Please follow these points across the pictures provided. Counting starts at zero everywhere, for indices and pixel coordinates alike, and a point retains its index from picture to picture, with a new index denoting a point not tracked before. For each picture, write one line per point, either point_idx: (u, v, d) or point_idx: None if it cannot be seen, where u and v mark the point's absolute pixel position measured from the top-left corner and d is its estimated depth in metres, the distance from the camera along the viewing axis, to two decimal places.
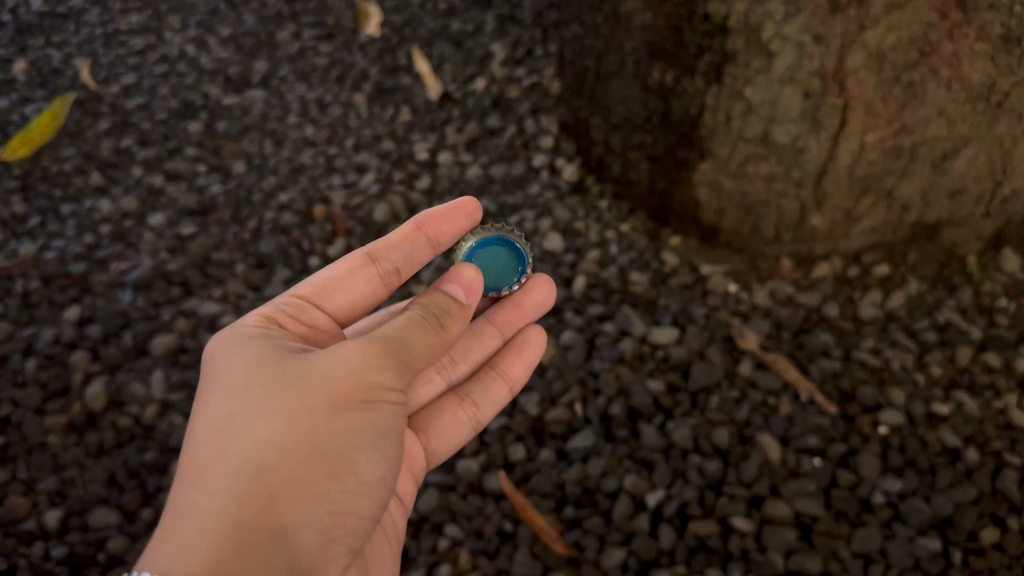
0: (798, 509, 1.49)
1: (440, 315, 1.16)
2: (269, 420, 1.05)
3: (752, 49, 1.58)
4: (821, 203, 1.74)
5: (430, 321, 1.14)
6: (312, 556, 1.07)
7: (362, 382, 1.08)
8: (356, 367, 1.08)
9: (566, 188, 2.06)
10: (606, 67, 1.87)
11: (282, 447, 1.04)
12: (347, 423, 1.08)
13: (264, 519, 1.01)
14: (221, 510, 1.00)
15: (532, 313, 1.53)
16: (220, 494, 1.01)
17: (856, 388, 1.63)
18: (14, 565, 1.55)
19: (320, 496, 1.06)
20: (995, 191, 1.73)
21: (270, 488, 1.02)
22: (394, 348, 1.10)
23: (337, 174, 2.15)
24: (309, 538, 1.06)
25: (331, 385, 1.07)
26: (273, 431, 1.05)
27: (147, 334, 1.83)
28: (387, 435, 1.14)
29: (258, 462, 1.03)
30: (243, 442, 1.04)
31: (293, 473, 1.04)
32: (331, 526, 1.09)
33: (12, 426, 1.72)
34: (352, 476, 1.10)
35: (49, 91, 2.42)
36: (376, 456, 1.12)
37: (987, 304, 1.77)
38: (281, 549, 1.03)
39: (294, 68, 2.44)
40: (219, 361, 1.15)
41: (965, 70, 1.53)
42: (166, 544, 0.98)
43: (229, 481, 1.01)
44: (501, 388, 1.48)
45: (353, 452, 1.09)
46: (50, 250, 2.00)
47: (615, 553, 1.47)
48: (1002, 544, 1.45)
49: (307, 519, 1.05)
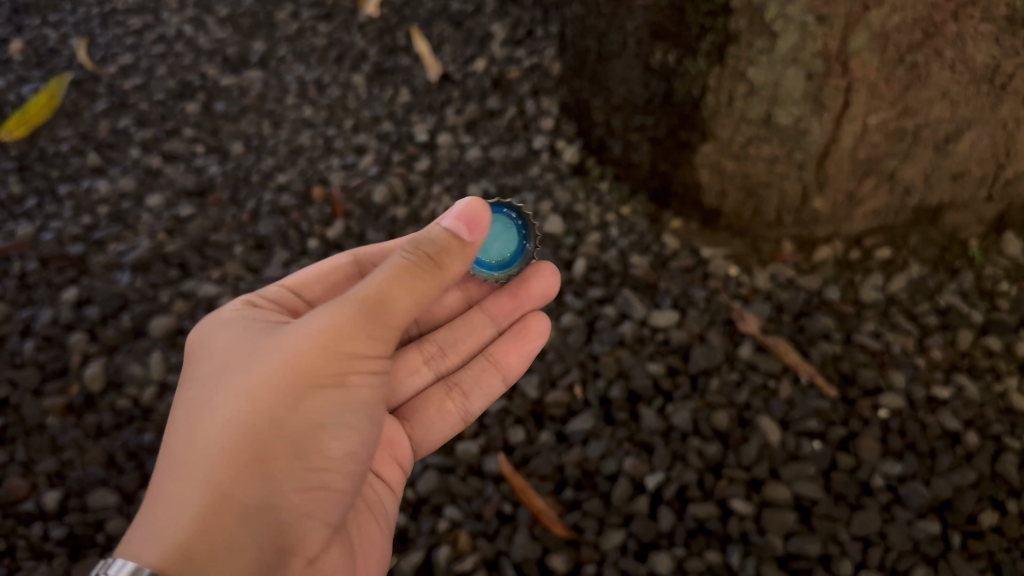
0: (797, 492, 1.49)
1: (435, 254, 1.07)
2: (238, 399, 1.06)
3: (755, 29, 1.56)
4: (823, 185, 1.73)
5: (424, 265, 1.07)
6: (287, 534, 1.06)
7: (329, 351, 1.07)
8: (324, 337, 1.07)
9: (567, 170, 2.06)
10: (608, 48, 1.86)
11: (249, 421, 1.05)
12: (315, 395, 1.07)
13: (235, 498, 1.02)
14: (191, 491, 1.01)
15: (532, 302, 1.48)
16: (191, 475, 1.02)
17: (857, 371, 1.63)
18: (14, 546, 1.55)
19: (289, 471, 1.06)
20: (998, 173, 1.72)
21: (239, 463, 1.03)
22: (365, 311, 1.07)
23: (336, 155, 2.14)
24: (282, 515, 1.05)
25: (298, 357, 1.07)
26: (241, 409, 1.05)
27: (145, 315, 1.82)
28: (358, 409, 1.12)
29: (228, 438, 1.04)
30: (213, 419, 1.05)
31: (263, 447, 1.04)
32: (303, 503, 1.07)
33: (11, 407, 1.72)
34: (321, 451, 1.08)
35: (47, 71, 2.40)
36: (345, 431, 1.11)
37: (987, 288, 1.76)
38: (252, 526, 1.03)
39: (292, 48, 2.43)
40: (198, 348, 1.18)
41: (969, 51, 1.50)
42: (141, 529, 1.00)
43: (200, 458, 1.03)
44: (494, 378, 1.46)
45: (322, 427, 1.08)
46: (47, 231, 1.99)
47: (614, 535, 1.47)
48: (1001, 528, 1.45)
49: (277, 496, 1.05)
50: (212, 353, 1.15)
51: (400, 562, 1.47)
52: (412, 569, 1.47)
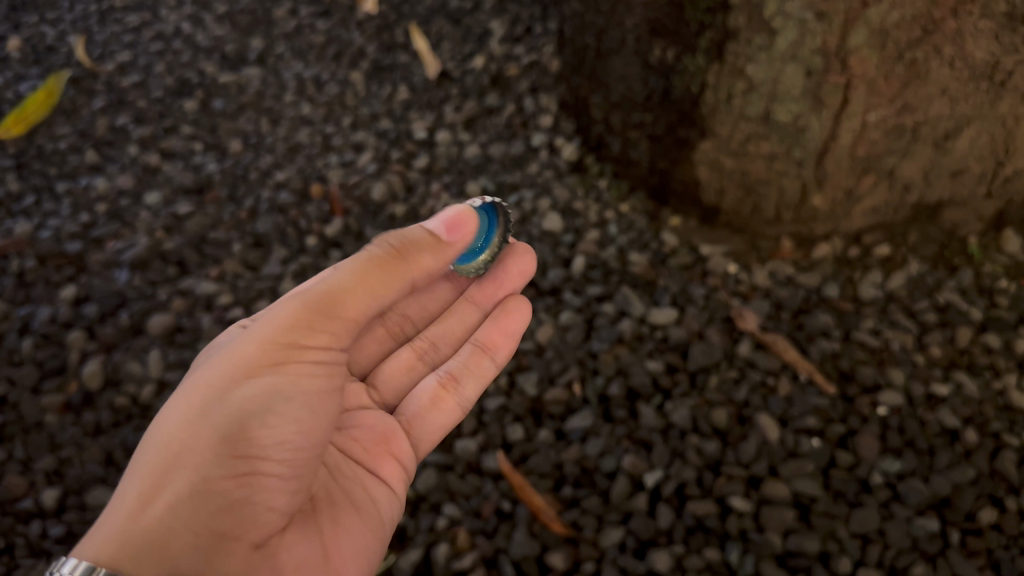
0: (796, 489, 1.48)
1: (398, 245, 1.12)
2: (185, 390, 1.09)
3: (754, 25, 1.56)
4: (821, 182, 1.73)
5: (378, 256, 1.11)
6: (222, 519, 1.03)
7: (270, 336, 1.08)
8: (269, 327, 1.09)
9: (565, 167, 2.05)
10: (606, 45, 1.85)
11: (192, 410, 1.06)
12: (254, 383, 1.07)
13: (166, 482, 1.02)
14: (131, 478, 1.03)
15: (513, 283, 1.50)
16: (135, 463, 1.05)
17: (856, 368, 1.62)
18: (12, 544, 1.55)
19: (224, 457, 1.04)
20: (997, 170, 1.72)
21: (178, 448, 1.04)
22: (312, 300, 1.09)
23: (335, 152, 2.13)
24: (216, 499, 1.03)
25: (244, 347, 1.09)
26: (185, 397, 1.07)
27: (144, 313, 1.82)
28: (300, 399, 1.10)
29: (169, 425, 1.05)
30: (165, 411, 1.08)
31: (202, 433, 1.04)
32: (237, 488, 1.05)
33: (9, 405, 1.71)
34: (258, 438, 1.06)
35: (44, 68, 2.40)
36: (284, 420, 1.08)
37: (987, 285, 1.76)
38: (187, 509, 1.01)
39: (291, 45, 2.42)
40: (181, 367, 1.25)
41: (968, 48, 1.50)
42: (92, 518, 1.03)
43: (148, 448, 1.05)
44: (483, 360, 1.44)
45: (260, 412, 1.06)
46: (45, 229, 1.99)
47: (613, 533, 1.47)
48: (1000, 525, 1.45)
49: (211, 479, 1.03)
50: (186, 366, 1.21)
51: (399, 559, 1.47)
52: (411, 566, 1.46)
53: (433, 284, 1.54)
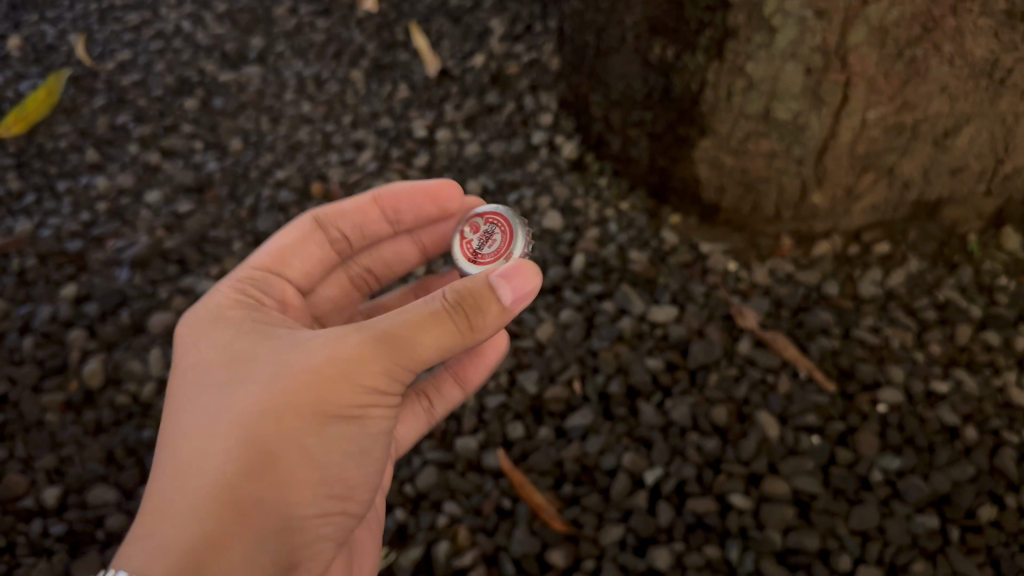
0: (796, 487, 1.49)
1: (475, 311, 0.99)
2: (251, 419, 0.99)
3: (754, 24, 1.56)
4: (821, 180, 1.73)
5: (459, 320, 0.99)
6: (298, 549, 1.07)
7: (354, 384, 1.01)
8: (348, 369, 1.00)
9: (565, 165, 2.06)
10: (606, 43, 1.85)
11: (266, 449, 0.99)
12: (336, 427, 1.03)
13: (245, 521, 0.98)
14: (200, 514, 0.96)
15: None
16: (200, 495, 0.97)
17: (856, 366, 1.63)
18: (13, 542, 1.55)
19: (303, 499, 1.03)
20: (997, 168, 1.72)
21: (255, 489, 0.99)
22: (393, 352, 1.00)
23: (335, 151, 2.14)
24: (293, 533, 1.04)
25: (324, 388, 1.00)
26: (254, 432, 0.99)
27: (145, 311, 1.82)
28: (374, 437, 1.09)
29: (241, 462, 0.98)
30: (225, 442, 0.98)
31: (281, 475, 1.00)
32: (317, 525, 1.07)
33: (10, 404, 1.72)
34: (335, 480, 1.06)
35: (45, 67, 2.40)
36: (359, 459, 1.09)
37: (987, 283, 1.76)
38: (265, 547, 1.01)
39: (291, 44, 2.42)
40: (203, 347, 1.09)
41: (968, 45, 1.50)
42: (145, 542, 0.95)
43: (213, 482, 0.97)
44: (453, 389, 1.42)
45: (337, 455, 1.05)
46: (46, 228, 1.99)
47: (613, 531, 1.47)
48: (1000, 522, 1.45)
49: (290, 517, 1.03)
50: (219, 359, 1.07)
51: (400, 557, 1.47)
52: (412, 564, 1.46)
53: (397, 241, 1.48)
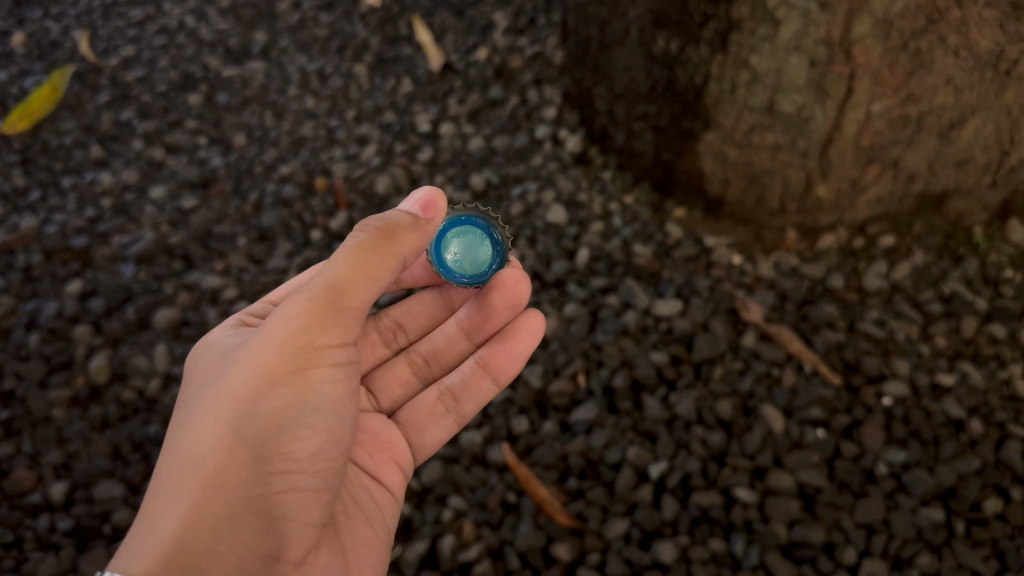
0: (801, 480, 1.49)
1: (388, 229, 1.08)
2: (207, 410, 1.08)
3: (758, 16, 1.55)
4: (826, 172, 1.72)
5: (365, 245, 1.06)
6: (266, 530, 1.08)
7: (284, 348, 1.05)
8: (277, 339, 1.06)
9: (569, 159, 2.05)
10: (610, 36, 1.85)
11: (216, 430, 1.06)
12: (272, 398, 1.06)
13: (202, 502, 1.04)
14: (167, 503, 1.04)
15: (502, 316, 1.43)
16: (169, 486, 1.05)
17: (860, 359, 1.62)
18: (20, 537, 1.56)
19: (256, 474, 1.06)
20: (1002, 160, 1.72)
21: (209, 471, 1.05)
22: (313, 306, 1.05)
23: (338, 146, 2.14)
24: (253, 512, 1.06)
25: (261, 360, 1.06)
26: (207, 420, 1.07)
27: (150, 307, 1.83)
28: (322, 407, 1.09)
29: (197, 449, 1.05)
30: (186, 437, 1.07)
31: (232, 455, 1.05)
32: (275, 503, 1.08)
33: (16, 400, 1.72)
34: (286, 454, 1.07)
35: (48, 64, 2.40)
36: (310, 430, 1.09)
37: (992, 275, 1.76)
38: (227, 530, 1.05)
39: (294, 39, 2.43)
40: (192, 366, 1.22)
41: (974, 37, 1.49)
42: (129, 538, 1.04)
43: (176, 473, 1.05)
44: (483, 381, 1.43)
45: (283, 426, 1.07)
46: (51, 224, 1.99)
47: (618, 525, 1.48)
48: (1006, 515, 1.45)
49: (244, 498, 1.06)
50: (198, 372, 1.19)
51: (405, 551, 1.47)
52: (418, 558, 1.47)
53: (425, 293, 1.54)
